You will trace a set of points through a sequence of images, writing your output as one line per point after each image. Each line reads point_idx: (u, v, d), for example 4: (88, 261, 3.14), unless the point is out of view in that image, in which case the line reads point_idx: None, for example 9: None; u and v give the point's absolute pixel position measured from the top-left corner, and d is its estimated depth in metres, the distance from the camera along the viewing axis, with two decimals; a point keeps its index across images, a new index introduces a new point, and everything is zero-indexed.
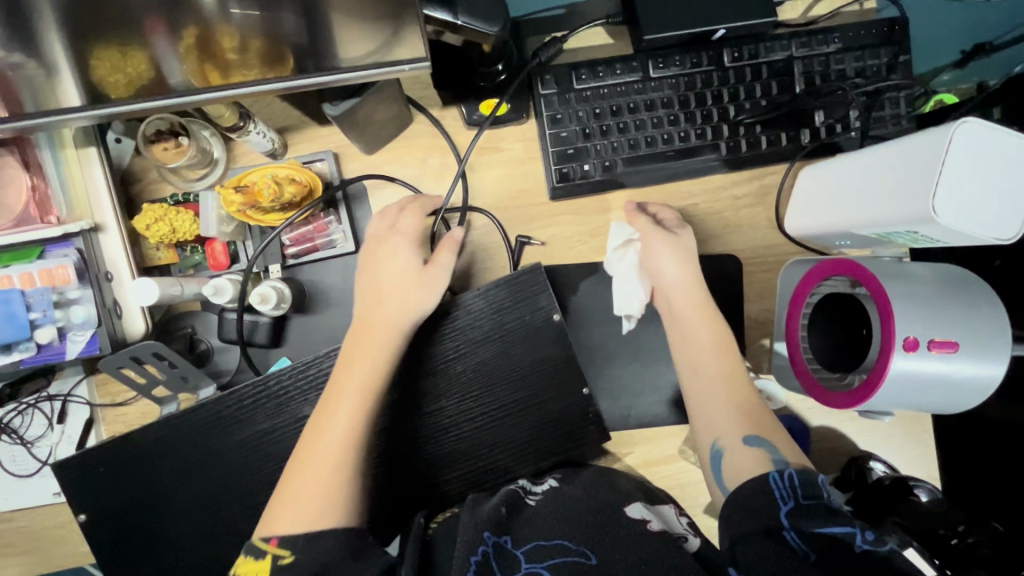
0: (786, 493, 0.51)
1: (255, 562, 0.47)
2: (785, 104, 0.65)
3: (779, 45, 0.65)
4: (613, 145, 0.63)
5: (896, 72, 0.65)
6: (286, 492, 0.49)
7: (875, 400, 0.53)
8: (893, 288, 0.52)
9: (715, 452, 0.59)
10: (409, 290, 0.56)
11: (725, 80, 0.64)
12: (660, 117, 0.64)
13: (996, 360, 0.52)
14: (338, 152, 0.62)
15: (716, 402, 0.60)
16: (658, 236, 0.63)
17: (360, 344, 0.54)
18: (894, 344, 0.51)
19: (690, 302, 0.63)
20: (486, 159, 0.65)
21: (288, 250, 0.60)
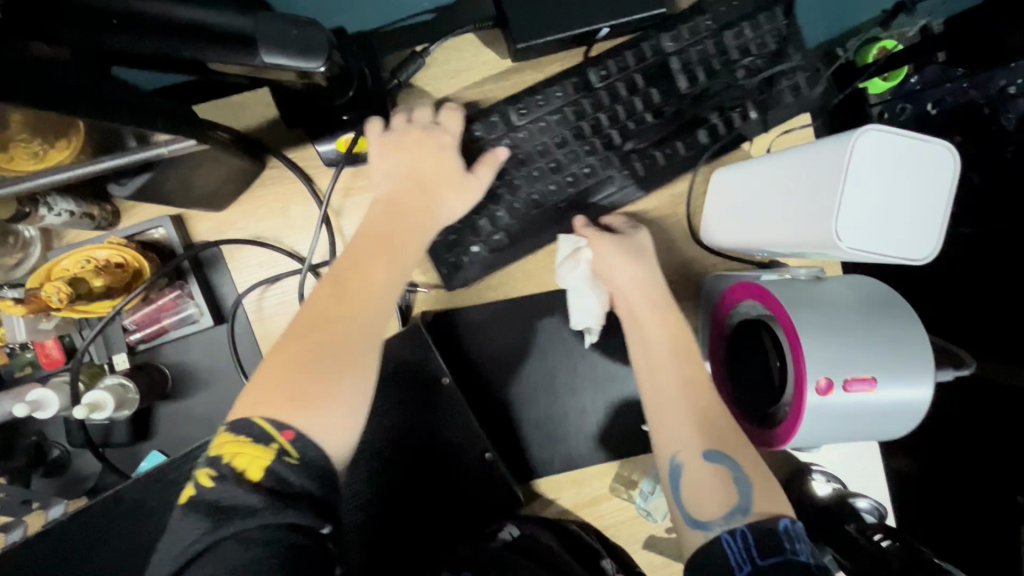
0: (740, 556, 0.45)
1: (253, 445, 0.39)
2: (674, 119, 0.58)
3: (648, 57, 0.57)
4: (497, 212, 0.57)
5: (787, 54, 0.58)
6: (302, 372, 0.43)
7: (796, 440, 0.49)
8: (804, 317, 0.47)
9: (675, 466, 0.51)
10: (443, 188, 0.53)
11: (602, 105, 0.57)
12: (541, 164, 0.56)
13: (922, 381, 0.47)
14: (180, 213, 0.54)
15: (677, 410, 0.52)
16: (609, 240, 0.57)
17: (391, 226, 0.51)
18: (806, 384, 0.46)
19: (649, 301, 0.56)
20: (357, 200, 0.57)
21: (133, 335, 0.53)
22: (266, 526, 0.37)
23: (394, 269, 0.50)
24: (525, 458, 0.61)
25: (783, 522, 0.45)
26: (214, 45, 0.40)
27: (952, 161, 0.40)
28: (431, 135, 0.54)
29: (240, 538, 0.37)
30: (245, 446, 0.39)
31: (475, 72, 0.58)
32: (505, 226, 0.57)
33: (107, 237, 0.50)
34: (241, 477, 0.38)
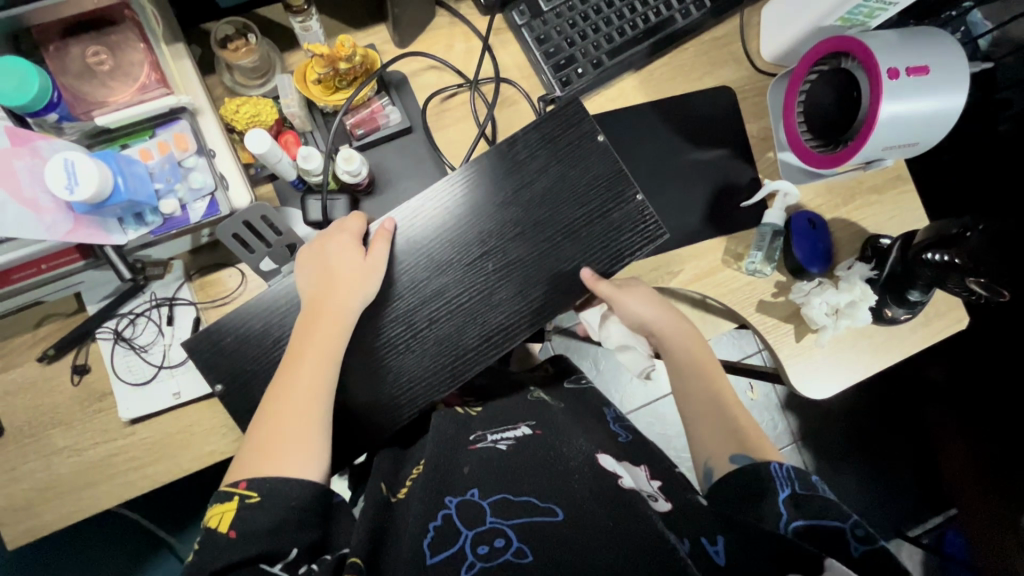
0: (784, 481, 0.57)
1: (222, 504, 0.49)
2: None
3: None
4: (595, 46, 0.72)
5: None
6: (273, 441, 0.52)
7: (877, 135, 0.63)
8: (866, 36, 0.64)
9: (708, 470, 0.62)
10: (346, 276, 0.59)
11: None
12: (621, 9, 0.74)
13: (958, 73, 0.64)
14: (378, 48, 0.70)
15: (705, 424, 0.65)
16: (628, 293, 0.67)
17: (314, 320, 0.57)
18: (880, 73, 0.61)
19: (680, 348, 0.70)
20: (504, 38, 0.73)
21: (352, 134, 0.67)
22: (255, 554, 0.46)
23: (319, 340, 0.56)
24: None
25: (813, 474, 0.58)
26: None
27: None
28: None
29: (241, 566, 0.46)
30: (221, 508, 0.49)
31: None
32: (612, 48, 0.73)
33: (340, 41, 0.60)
34: (217, 528, 0.48)
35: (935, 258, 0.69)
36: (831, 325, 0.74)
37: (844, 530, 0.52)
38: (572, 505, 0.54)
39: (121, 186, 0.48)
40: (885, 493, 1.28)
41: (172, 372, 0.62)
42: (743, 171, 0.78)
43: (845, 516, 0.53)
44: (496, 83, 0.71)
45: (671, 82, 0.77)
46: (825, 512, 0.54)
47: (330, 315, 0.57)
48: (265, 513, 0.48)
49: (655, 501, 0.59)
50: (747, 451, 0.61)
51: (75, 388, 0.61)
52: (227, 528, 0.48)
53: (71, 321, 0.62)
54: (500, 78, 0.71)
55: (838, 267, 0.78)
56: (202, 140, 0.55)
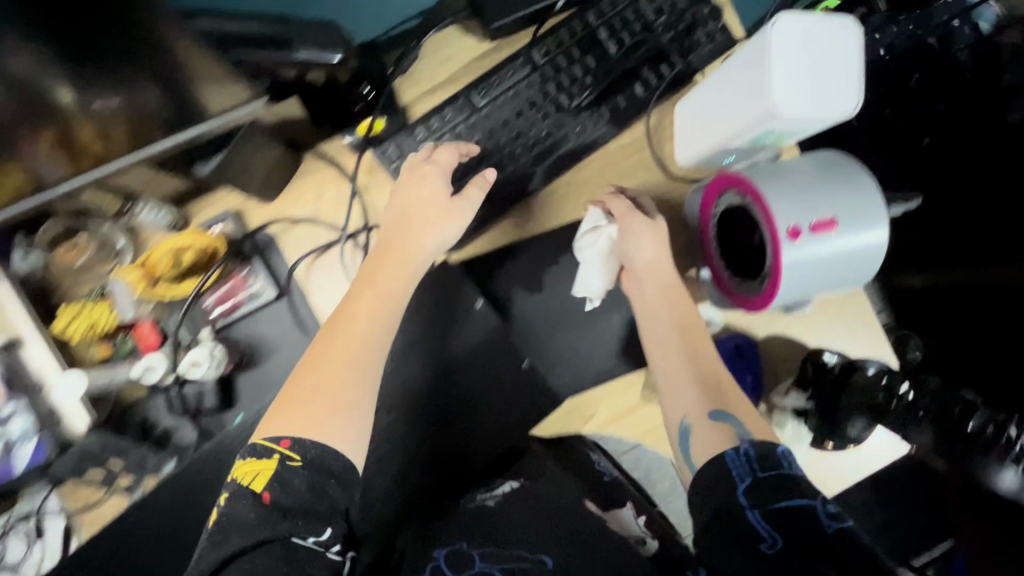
0: (743, 470, 0.52)
1: (258, 462, 0.50)
2: (611, 74, 0.67)
3: (575, 30, 0.67)
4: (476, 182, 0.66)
5: (700, 7, 0.67)
6: (314, 396, 0.53)
7: (782, 294, 0.56)
8: (766, 183, 0.55)
9: (682, 428, 0.59)
10: (432, 220, 0.61)
11: (548, 77, 0.66)
12: (504, 135, 0.66)
13: (876, 219, 0.55)
14: (237, 209, 0.64)
15: (672, 359, 0.63)
16: (636, 220, 0.65)
17: (385, 265, 0.60)
18: (778, 236, 0.54)
19: (657, 284, 0.66)
20: (379, 177, 0.66)
21: (212, 313, 0.62)
22: (275, 536, 0.46)
23: (390, 294, 0.59)
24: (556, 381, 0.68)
25: (779, 448, 0.54)
26: (249, 43, 0.52)
27: (857, 32, 0.50)
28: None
29: (260, 548, 0.46)
30: (252, 465, 0.50)
31: (461, 55, 0.68)
32: (495, 182, 0.66)
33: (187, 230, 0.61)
34: (251, 487, 0.48)
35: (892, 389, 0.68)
36: None
37: (817, 510, 0.49)
38: (564, 557, 0.55)
39: None
40: None
41: None
42: None
43: (813, 495, 0.50)
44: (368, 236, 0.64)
45: (572, 204, 0.69)
46: (798, 492, 0.50)
47: (402, 263, 0.60)
48: (298, 485, 0.48)
49: (643, 545, 0.61)
50: (723, 407, 0.59)
51: None
52: (260, 490, 0.48)
53: None
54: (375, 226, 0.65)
55: (774, 390, 0.70)
56: (18, 382, 0.56)
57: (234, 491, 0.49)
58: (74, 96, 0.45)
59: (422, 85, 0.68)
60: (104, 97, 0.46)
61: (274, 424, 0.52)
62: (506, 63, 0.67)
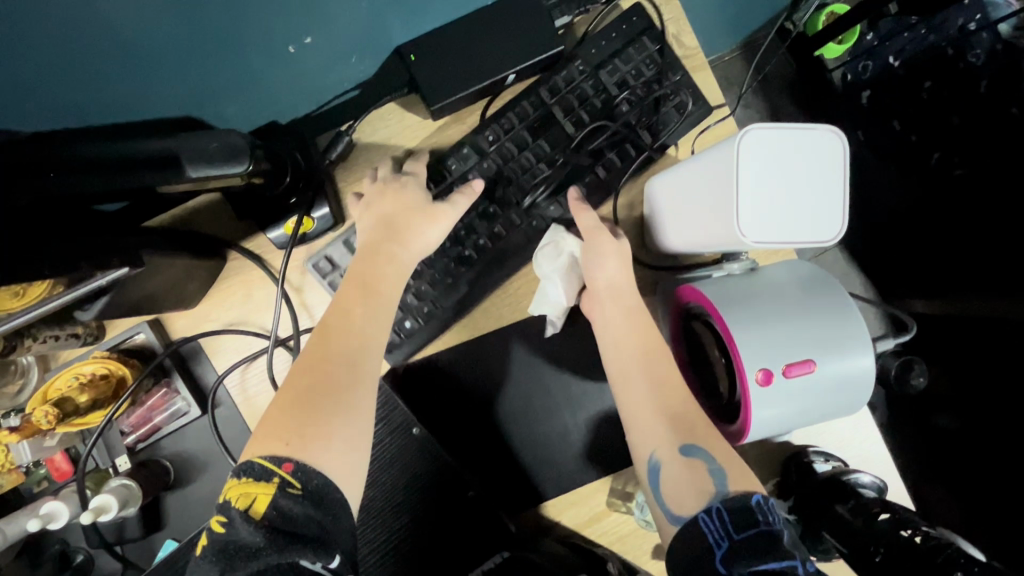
0: (719, 533, 0.46)
1: (255, 483, 0.42)
2: (571, 159, 0.59)
3: (528, 110, 0.59)
4: (422, 287, 0.60)
5: (668, 78, 0.60)
6: (304, 413, 0.46)
7: (756, 433, 0.50)
8: (734, 314, 0.49)
9: (653, 465, 0.51)
10: (418, 225, 0.56)
11: (499, 165, 0.59)
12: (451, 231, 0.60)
13: (860, 352, 0.48)
14: (155, 317, 0.58)
15: (646, 413, 0.53)
16: (600, 237, 0.57)
17: (377, 271, 0.54)
18: (746, 382, 0.47)
19: (622, 309, 0.57)
20: (315, 272, 0.61)
21: (129, 438, 0.57)
22: (281, 561, 0.40)
23: (380, 310, 0.53)
24: (514, 490, 0.62)
25: (756, 496, 0.47)
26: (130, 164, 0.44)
27: (840, 148, 0.42)
28: (388, 197, 0.57)
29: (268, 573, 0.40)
30: (248, 485, 0.42)
31: (402, 134, 0.62)
32: (441, 279, 0.60)
33: (94, 352, 0.56)
34: (247, 513, 0.41)
35: (901, 533, 0.56)
36: None
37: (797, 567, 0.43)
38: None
39: None
40: None
41: None
42: None
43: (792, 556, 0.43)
44: (298, 344, 0.58)
45: (531, 296, 0.62)
46: (774, 548, 0.44)
47: (395, 273, 0.54)
48: (302, 511, 0.42)
49: None
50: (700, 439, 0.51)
51: None
52: (259, 515, 0.41)
53: None
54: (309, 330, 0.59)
55: None
56: None
57: (228, 516, 0.42)
58: None
59: (362, 169, 0.62)
60: None
61: (258, 447, 0.45)
62: (453, 149, 0.59)
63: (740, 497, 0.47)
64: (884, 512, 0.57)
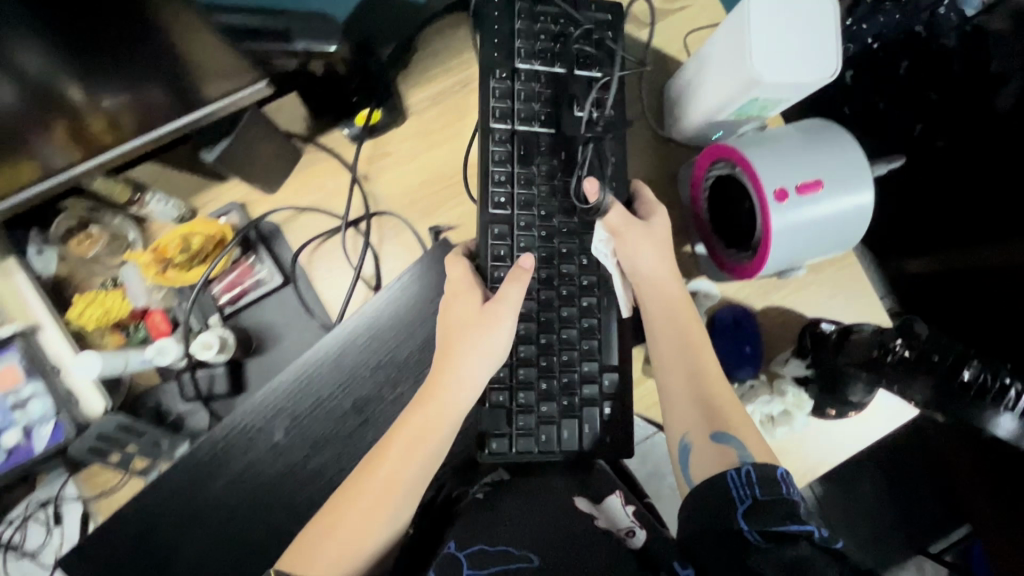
0: (743, 491, 0.54)
1: None
2: (565, 150, 0.65)
3: (500, 152, 0.64)
4: (593, 370, 0.64)
5: (578, 18, 0.66)
6: (319, 531, 0.53)
7: (775, 254, 0.57)
8: (754, 149, 0.57)
9: (683, 444, 0.61)
10: (473, 332, 0.58)
11: (535, 219, 0.64)
12: (552, 306, 0.63)
13: (859, 183, 0.57)
14: (243, 200, 0.65)
15: (683, 402, 0.62)
16: (634, 229, 0.65)
17: (431, 399, 0.57)
18: (766, 198, 0.55)
19: (660, 304, 0.66)
20: (379, 165, 0.69)
21: (221, 300, 0.64)
22: None
23: (435, 444, 0.57)
24: None
25: (779, 469, 0.55)
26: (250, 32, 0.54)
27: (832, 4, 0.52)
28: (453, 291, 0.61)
29: None
30: None
31: (454, 46, 0.70)
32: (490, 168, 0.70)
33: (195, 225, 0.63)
34: None
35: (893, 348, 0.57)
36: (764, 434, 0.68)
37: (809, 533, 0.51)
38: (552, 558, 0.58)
39: None
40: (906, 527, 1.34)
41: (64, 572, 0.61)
42: None
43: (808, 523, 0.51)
44: (369, 221, 0.66)
45: None
46: (790, 514, 0.52)
47: (447, 407, 0.57)
48: None
49: (631, 538, 0.61)
50: (724, 427, 0.60)
51: None
52: None
53: None
54: (376, 213, 0.67)
55: (774, 362, 0.71)
56: (41, 362, 0.53)
57: None
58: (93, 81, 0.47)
59: (419, 77, 0.70)
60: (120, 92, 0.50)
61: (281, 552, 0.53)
62: (485, 246, 0.63)
63: (766, 469, 0.55)
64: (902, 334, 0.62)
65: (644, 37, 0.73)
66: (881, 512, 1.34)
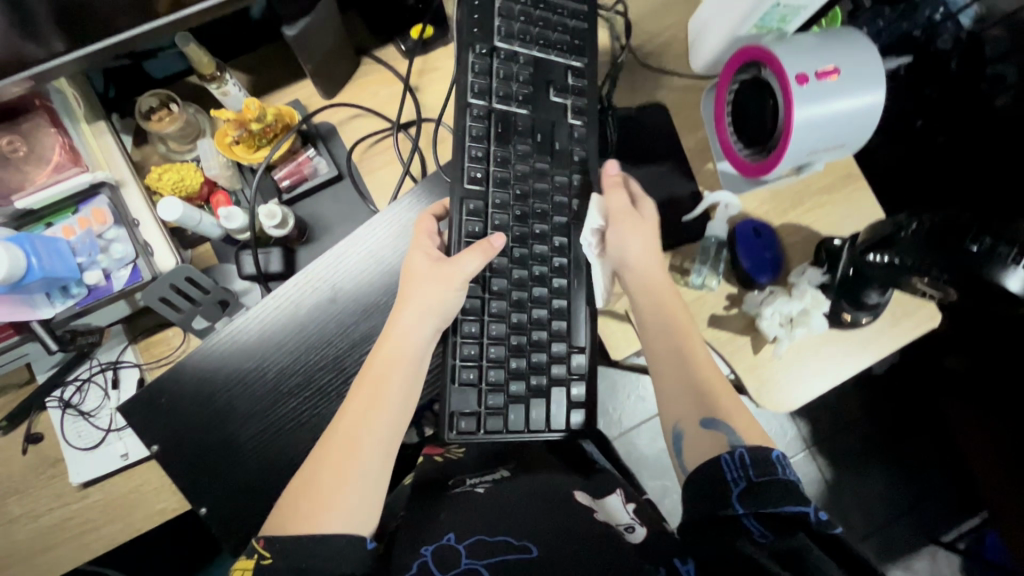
0: (737, 474, 0.52)
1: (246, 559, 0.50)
2: (539, 131, 0.68)
3: (478, 127, 0.65)
4: (561, 351, 0.66)
5: (555, 4, 0.69)
6: (295, 493, 0.53)
7: (797, 140, 0.62)
8: (776, 45, 0.63)
9: (678, 433, 0.61)
10: (428, 288, 0.60)
11: (511, 198, 0.65)
12: (517, 276, 0.64)
13: (874, 76, 0.62)
14: (304, 101, 0.71)
15: (669, 384, 0.63)
16: (626, 216, 0.67)
17: (378, 362, 0.59)
18: (789, 82, 0.60)
19: (645, 290, 0.67)
20: (429, 78, 0.75)
21: (281, 184, 0.69)
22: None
23: (395, 399, 0.58)
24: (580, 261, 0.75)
25: (774, 452, 0.53)
26: None
27: None
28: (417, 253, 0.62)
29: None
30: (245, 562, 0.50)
31: None
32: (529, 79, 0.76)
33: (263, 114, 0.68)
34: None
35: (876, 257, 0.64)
36: (785, 334, 0.71)
37: (808, 513, 0.50)
38: (544, 545, 0.61)
39: (34, 267, 0.51)
40: (918, 499, 1.34)
41: (120, 434, 0.64)
42: (682, 186, 0.77)
43: (806, 502, 0.50)
44: (419, 124, 0.71)
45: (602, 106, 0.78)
46: (790, 494, 0.50)
47: (400, 362, 0.59)
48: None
49: (631, 532, 0.65)
50: (713, 412, 0.60)
51: (26, 456, 0.63)
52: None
53: (23, 392, 0.64)
54: (424, 118, 0.72)
55: (791, 273, 0.75)
56: (122, 213, 0.57)
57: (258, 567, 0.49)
58: None
59: None
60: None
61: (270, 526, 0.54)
62: (459, 223, 0.63)
63: (761, 452, 0.54)
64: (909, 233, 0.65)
65: None
66: (895, 490, 1.34)
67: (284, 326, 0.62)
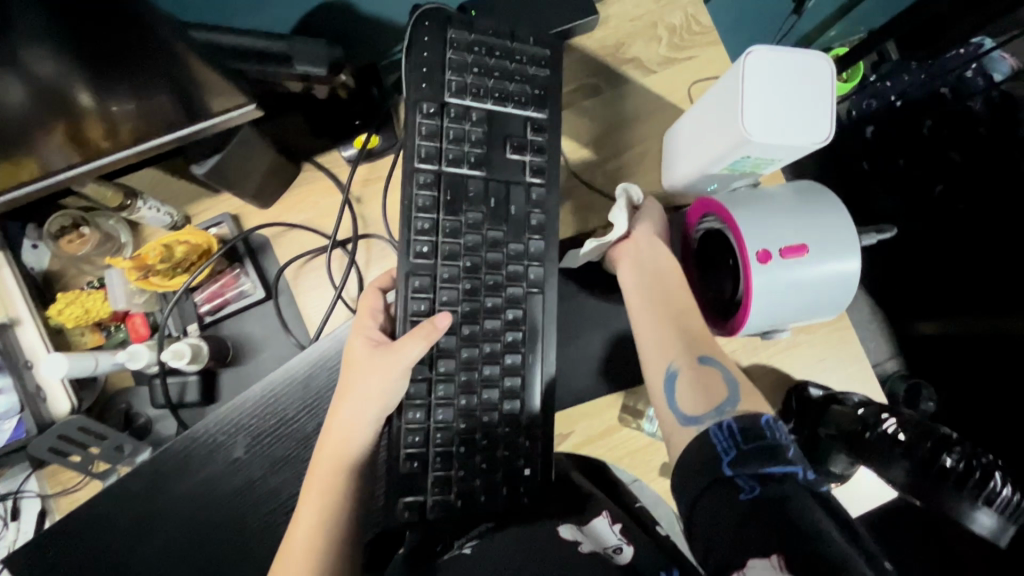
0: (727, 443, 0.50)
1: None
2: (494, 196, 0.61)
3: (426, 197, 0.59)
4: (513, 444, 0.60)
5: (514, 49, 0.62)
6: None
7: (755, 319, 0.56)
8: (740, 209, 0.56)
9: (672, 371, 0.57)
10: (365, 375, 0.56)
11: (461, 272, 0.59)
12: (466, 360, 0.59)
13: (849, 249, 0.55)
14: (235, 212, 0.67)
15: (661, 328, 0.60)
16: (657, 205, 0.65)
17: (324, 446, 0.57)
18: (747, 259, 0.54)
19: (656, 252, 0.63)
20: (373, 188, 0.69)
21: (201, 308, 0.65)
22: None
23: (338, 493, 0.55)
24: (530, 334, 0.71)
25: (763, 417, 0.52)
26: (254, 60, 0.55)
27: (830, 67, 0.51)
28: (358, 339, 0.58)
29: None
30: None
31: None
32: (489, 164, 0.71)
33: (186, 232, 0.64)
34: None
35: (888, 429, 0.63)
36: None
37: (797, 475, 0.48)
38: None
39: None
40: None
41: None
42: None
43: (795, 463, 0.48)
44: (354, 245, 0.66)
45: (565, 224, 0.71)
46: (776, 459, 0.48)
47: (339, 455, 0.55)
48: None
49: (618, 554, 0.54)
50: (707, 348, 0.58)
51: None
52: None
53: None
54: (362, 236, 0.67)
55: None
56: (14, 357, 0.55)
57: None
58: (96, 102, 0.50)
59: None
60: (121, 103, 0.51)
61: None
62: (404, 299, 0.58)
63: (749, 420, 0.51)
64: (884, 413, 0.65)
65: (648, 83, 0.74)
66: None
67: (218, 421, 0.59)
